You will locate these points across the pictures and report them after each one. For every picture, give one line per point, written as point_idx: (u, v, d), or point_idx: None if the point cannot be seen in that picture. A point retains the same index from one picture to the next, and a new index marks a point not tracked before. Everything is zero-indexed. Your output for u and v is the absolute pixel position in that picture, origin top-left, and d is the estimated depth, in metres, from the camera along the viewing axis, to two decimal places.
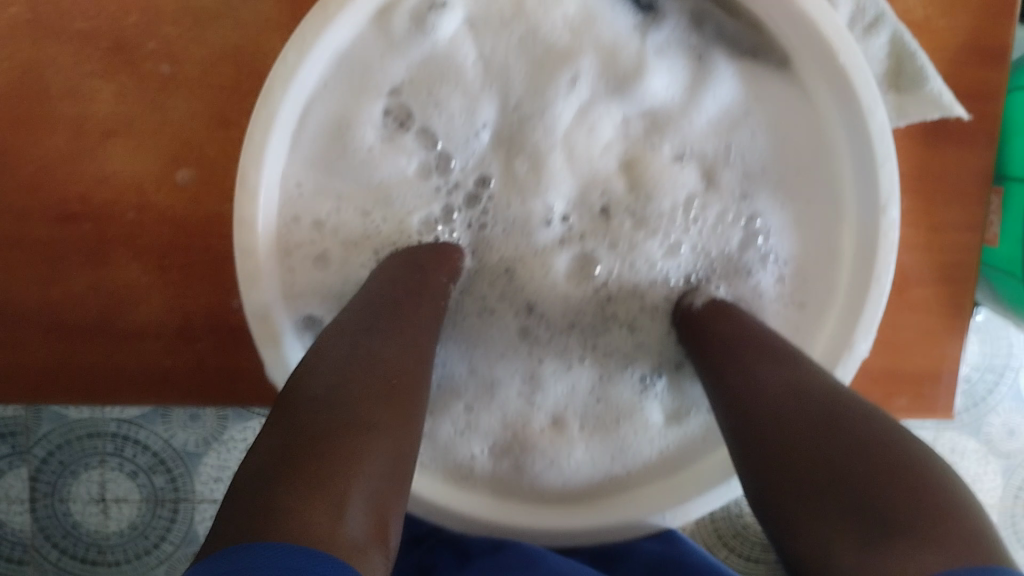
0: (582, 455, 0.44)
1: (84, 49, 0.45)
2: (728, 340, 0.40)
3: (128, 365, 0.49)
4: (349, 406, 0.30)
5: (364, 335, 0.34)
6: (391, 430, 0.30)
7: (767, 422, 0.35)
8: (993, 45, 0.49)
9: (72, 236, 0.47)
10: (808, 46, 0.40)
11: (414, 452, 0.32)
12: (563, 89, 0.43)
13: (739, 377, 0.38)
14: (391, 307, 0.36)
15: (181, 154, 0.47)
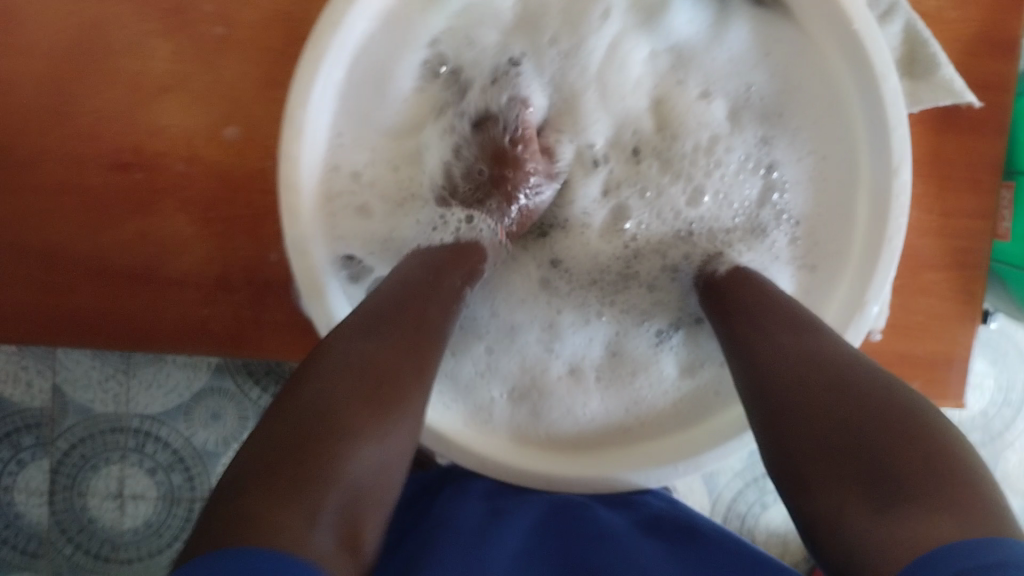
0: (597, 406, 0.47)
1: (146, 9, 0.48)
2: (752, 310, 0.41)
3: (169, 313, 0.51)
4: (337, 413, 0.33)
5: (364, 339, 0.36)
6: (373, 428, 0.33)
7: (784, 385, 0.37)
8: (1004, 36, 0.51)
9: (125, 184, 0.50)
10: (821, 7, 0.42)
11: (405, 445, 0.35)
12: (596, 21, 0.46)
13: (762, 345, 0.39)
14: (400, 309, 0.39)
15: (229, 112, 0.49)
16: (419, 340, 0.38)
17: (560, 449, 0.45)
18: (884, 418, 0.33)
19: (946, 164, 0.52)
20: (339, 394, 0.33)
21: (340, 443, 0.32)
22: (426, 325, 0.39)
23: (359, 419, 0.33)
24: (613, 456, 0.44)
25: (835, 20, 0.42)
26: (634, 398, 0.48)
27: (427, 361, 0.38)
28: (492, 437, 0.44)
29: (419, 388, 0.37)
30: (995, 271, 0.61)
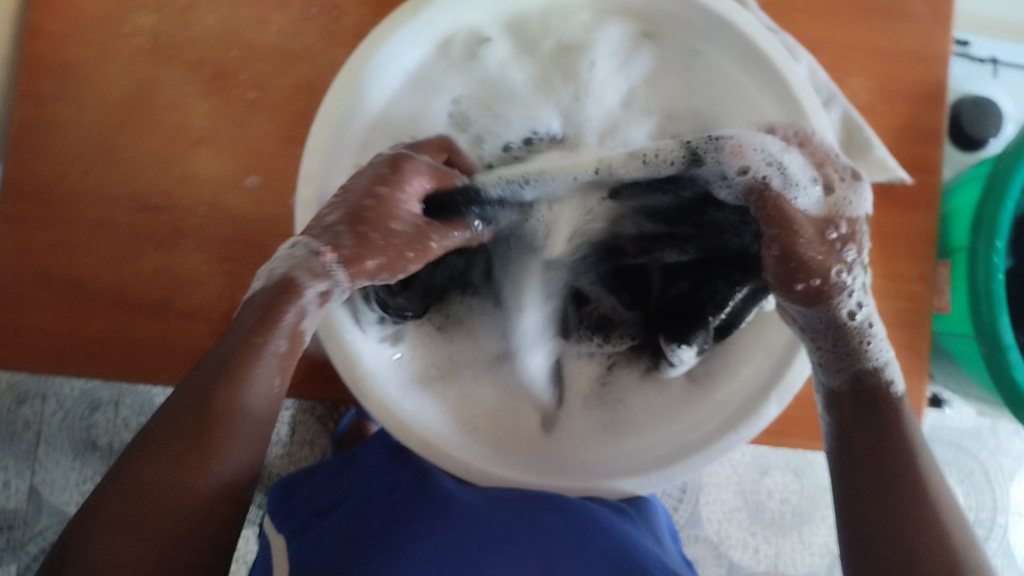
0: (571, 423, 0.53)
1: (189, 74, 0.55)
2: (868, 437, 0.43)
3: (177, 344, 0.55)
4: (106, 513, 0.37)
5: (157, 428, 0.39)
6: (149, 524, 0.37)
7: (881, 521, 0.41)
8: (928, 127, 0.60)
9: (150, 224, 0.55)
10: (745, 57, 0.51)
11: (197, 514, 0.38)
12: (585, 70, 0.55)
13: (880, 491, 0.42)
14: (214, 374, 0.39)
15: (253, 163, 0.55)
16: (200, 442, 0.38)
17: (534, 458, 0.50)
18: (942, 540, 0.40)
19: (886, 232, 0.59)
20: (100, 519, 0.37)
21: (98, 574, 0.36)
22: (206, 426, 0.39)
23: (122, 544, 0.36)
24: (582, 466, 0.49)
25: (778, 84, 0.50)
26: (604, 409, 0.54)
27: (218, 445, 0.39)
28: (469, 444, 0.48)
29: (207, 474, 0.38)
30: (943, 344, 0.67)
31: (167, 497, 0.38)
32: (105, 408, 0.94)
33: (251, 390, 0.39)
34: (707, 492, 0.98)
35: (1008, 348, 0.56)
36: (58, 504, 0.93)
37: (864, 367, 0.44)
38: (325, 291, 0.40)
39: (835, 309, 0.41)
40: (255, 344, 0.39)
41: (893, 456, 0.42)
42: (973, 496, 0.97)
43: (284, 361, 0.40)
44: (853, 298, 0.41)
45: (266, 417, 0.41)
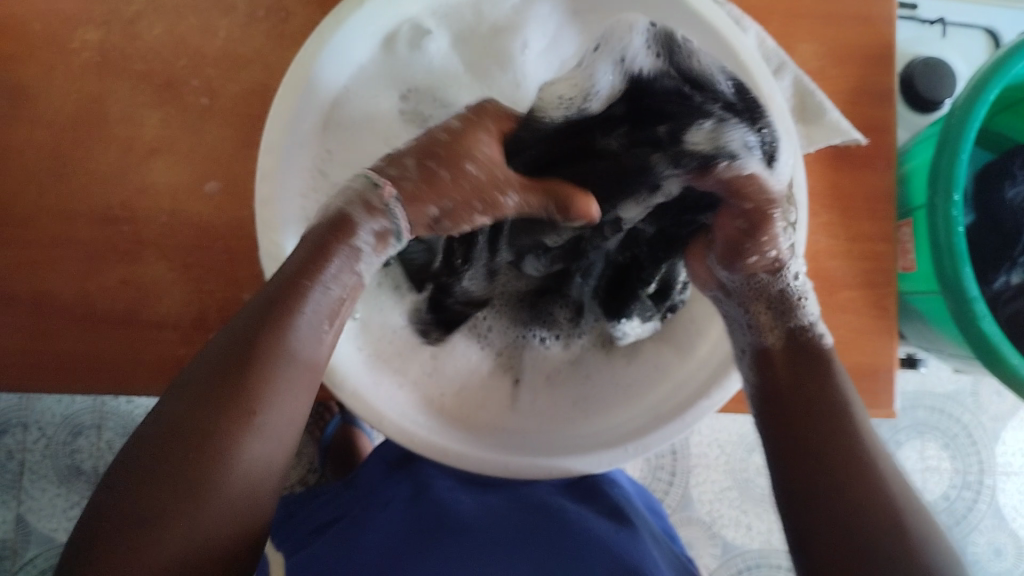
0: (538, 400, 0.55)
1: (141, 85, 0.56)
2: (794, 385, 0.45)
3: (146, 354, 0.55)
4: (158, 463, 0.37)
5: (199, 382, 0.39)
6: (203, 468, 0.37)
7: (812, 480, 0.41)
8: (878, 88, 0.60)
9: (110, 237, 0.55)
10: (696, 31, 0.52)
11: (249, 455, 0.38)
12: (518, 51, 0.55)
13: (805, 448, 0.42)
14: (258, 324, 0.40)
15: (211, 169, 0.55)
16: (243, 389, 0.38)
17: (508, 438, 0.50)
18: (863, 479, 0.40)
19: (846, 196, 0.60)
20: (151, 476, 0.36)
21: (151, 523, 0.36)
22: (249, 376, 0.38)
23: (176, 497, 0.36)
24: (560, 443, 0.50)
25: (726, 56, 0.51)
26: (580, 396, 0.55)
27: (263, 390, 0.39)
28: (444, 429, 0.49)
29: (261, 418, 0.39)
30: (912, 302, 0.68)
31: (218, 445, 0.37)
32: (87, 432, 0.93)
33: (294, 335, 0.40)
34: (696, 474, 0.98)
35: (974, 299, 0.57)
36: (46, 532, 0.92)
37: (801, 323, 0.47)
38: (380, 235, 0.43)
39: (758, 279, 0.47)
40: (298, 288, 0.40)
41: (819, 407, 0.43)
42: (959, 460, 0.98)
43: (327, 303, 0.41)
44: (786, 277, 0.47)
45: (315, 369, 0.41)
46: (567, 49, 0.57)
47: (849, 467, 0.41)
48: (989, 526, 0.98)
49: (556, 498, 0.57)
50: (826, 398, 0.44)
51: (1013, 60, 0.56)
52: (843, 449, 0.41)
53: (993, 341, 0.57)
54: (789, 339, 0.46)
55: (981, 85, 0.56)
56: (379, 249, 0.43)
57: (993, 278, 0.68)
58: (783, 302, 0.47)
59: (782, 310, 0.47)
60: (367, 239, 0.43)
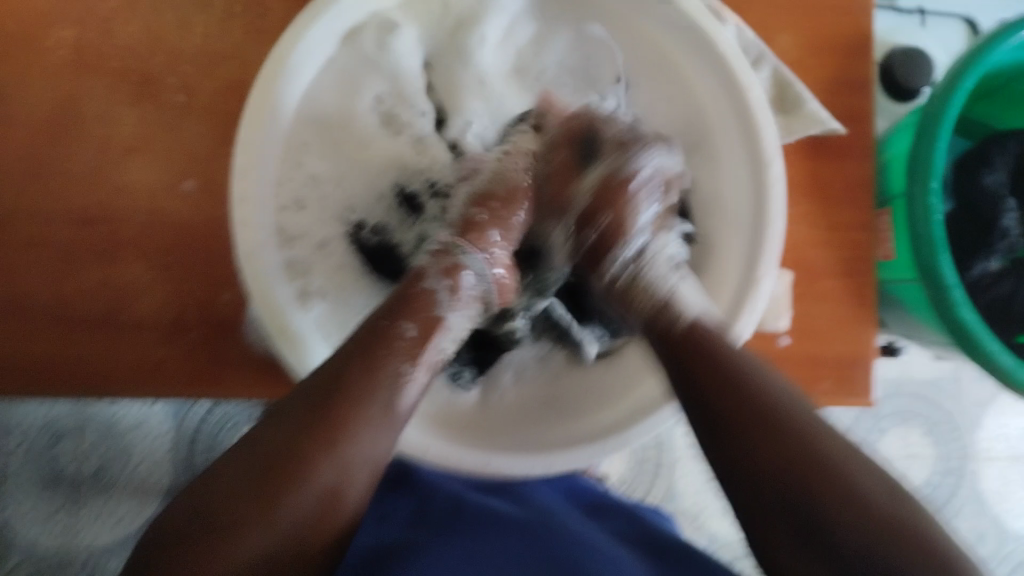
0: (511, 392, 0.56)
1: (116, 83, 0.55)
2: (715, 381, 0.43)
3: (125, 355, 0.54)
4: (246, 477, 0.38)
5: (293, 411, 0.40)
6: (282, 489, 0.37)
7: (762, 479, 0.39)
8: (856, 77, 0.60)
9: (86, 237, 0.54)
10: (672, 23, 0.53)
11: (330, 483, 0.38)
12: (484, 41, 0.56)
13: (742, 437, 0.41)
14: (359, 357, 0.42)
15: (188, 167, 0.55)
16: (329, 414, 0.39)
17: (486, 436, 0.51)
18: (809, 460, 0.38)
19: (826, 185, 0.60)
20: (235, 488, 0.37)
21: (231, 538, 0.36)
22: (336, 403, 0.40)
23: (244, 507, 0.37)
24: (542, 440, 0.50)
25: (707, 51, 0.52)
26: (553, 393, 0.55)
27: (349, 425, 0.40)
28: (427, 428, 0.50)
29: (350, 452, 0.39)
30: (891, 290, 0.68)
31: (298, 466, 0.38)
32: (69, 437, 0.92)
33: (385, 366, 0.42)
34: (682, 466, 0.98)
35: (951, 286, 0.57)
36: (28, 538, 0.91)
37: (647, 308, 0.48)
38: (450, 275, 0.46)
39: (607, 261, 0.50)
40: (382, 328, 0.43)
41: (747, 400, 0.41)
42: (941, 446, 0.98)
43: (414, 348, 0.43)
44: (617, 266, 0.49)
45: (399, 413, 0.42)
46: (521, 39, 0.58)
47: (785, 447, 0.39)
48: (971, 510, 0.99)
49: (556, 506, 0.56)
50: (741, 384, 0.42)
51: (987, 49, 0.56)
52: (760, 412, 0.41)
53: (970, 328, 0.57)
54: (653, 316, 0.47)
55: (958, 74, 0.56)
56: (455, 294, 0.46)
57: (971, 265, 0.68)
58: (631, 283, 0.49)
59: (674, 356, 0.46)
60: (439, 281, 0.46)
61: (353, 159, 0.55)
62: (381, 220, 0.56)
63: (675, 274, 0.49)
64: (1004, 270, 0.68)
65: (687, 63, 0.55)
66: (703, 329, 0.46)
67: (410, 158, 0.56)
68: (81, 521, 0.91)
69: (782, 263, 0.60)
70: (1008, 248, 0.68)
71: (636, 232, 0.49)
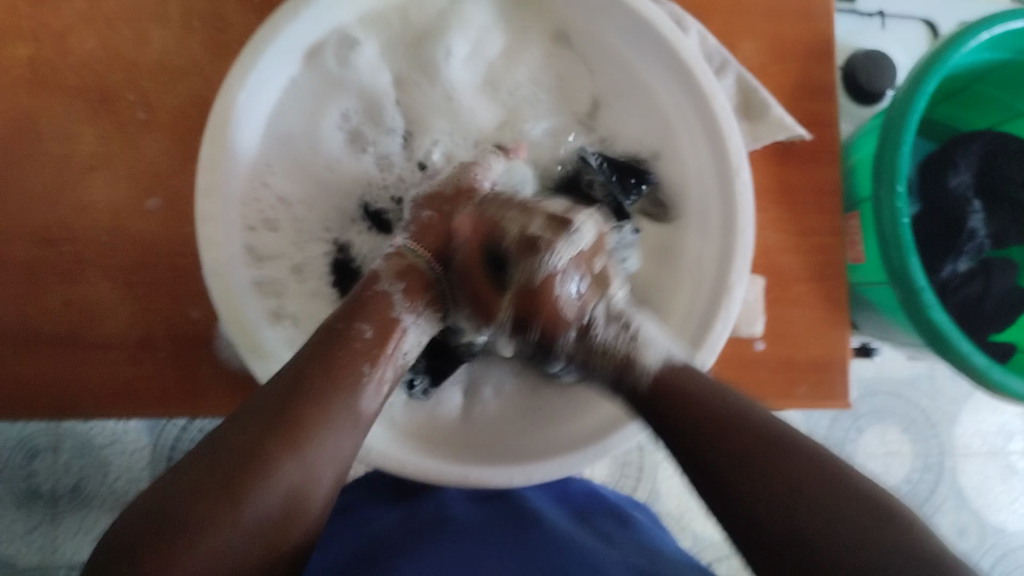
0: (491, 399, 0.55)
1: (76, 101, 0.54)
2: (687, 426, 0.40)
3: (93, 376, 0.54)
4: (209, 477, 0.37)
5: (254, 415, 0.40)
6: (246, 491, 0.37)
7: (762, 521, 0.36)
8: (818, 82, 0.60)
9: (50, 258, 0.54)
10: (633, 33, 0.54)
11: (294, 485, 0.38)
12: (450, 54, 0.55)
13: (731, 477, 0.38)
14: (319, 355, 0.42)
15: (152, 185, 0.55)
16: (288, 415, 0.39)
17: (465, 449, 0.51)
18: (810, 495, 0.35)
19: (793, 190, 0.60)
20: (196, 489, 0.37)
21: (192, 542, 0.35)
22: (296, 404, 0.40)
23: (208, 508, 0.36)
24: (520, 452, 0.50)
25: (669, 58, 0.53)
26: (532, 402, 0.55)
27: (310, 425, 0.40)
28: (403, 442, 0.50)
29: (314, 451, 0.39)
30: (861, 291, 0.68)
31: (259, 466, 0.38)
32: (43, 454, 0.91)
33: (346, 365, 0.42)
34: (663, 469, 0.98)
35: (923, 288, 0.58)
36: (6, 558, 0.90)
37: (609, 367, 0.43)
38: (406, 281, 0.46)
39: (558, 342, 0.45)
40: (340, 330, 0.43)
41: (735, 436, 0.38)
42: (920, 443, 0.99)
43: (371, 348, 0.43)
44: (574, 323, 0.44)
45: (361, 415, 0.42)
46: (491, 53, 0.56)
47: (783, 484, 0.36)
48: (951, 505, 0.99)
49: (544, 509, 0.57)
50: (732, 418, 0.39)
51: (948, 51, 0.57)
52: (752, 450, 0.38)
53: (943, 330, 0.57)
54: (617, 376, 0.43)
55: (920, 77, 0.56)
56: (410, 299, 0.46)
57: (940, 266, 0.68)
58: (586, 354, 0.44)
59: (649, 412, 0.42)
60: (392, 283, 0.46)
61: (318, 181, 0.55)
62: (348, 237, 0.55)
63: (626, 321, 0.44)
64: (973, 270, 0.69)
65: (650, 72, 0.55)
66: (670, 383, 0.41)
67: (375, 177, 0.55)
68: (60, 538, 0.90)
69: (753, 268, 0.60)
70: (976, 248, 0.69)
71: (572, 318, 0.44)
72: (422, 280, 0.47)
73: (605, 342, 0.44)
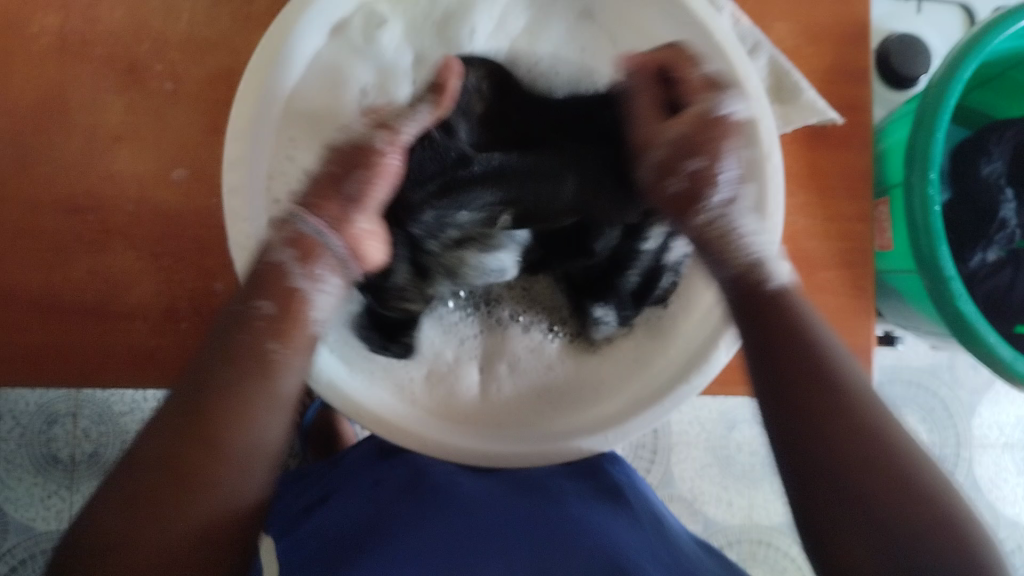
0: (509, 376, 0.55)
1: (104, 70, 0.54)
2: (806, 368, 0.40)
3: (117, 345, 0.53)
4: (138, 491, 0.38)
5: (172, 420, 0.39)
6: (175, 501, 0.38)
7: (834, 474, 0.38)
8: (853, 67, 0.59)
9: (76, 228, 0.54)
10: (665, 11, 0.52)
11: (221, 482, 0.39)
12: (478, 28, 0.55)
13: (816, 420, 0.39)
14: (222, 345, 0.41)
15: (178, 156, 0.54)
16: (207, 417, 0.39)
17: (486, 427, 0.50)
18: (881, 460, 0.38)
19: (824, 176, 0.59)
20: (128, 508, 0.38)
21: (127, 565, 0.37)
22: (213, 403, 0.40)
23: (140, 526, 0.37)
24: (546, 431, 0.50)
25: (700, 38, 0.51)
26: (552, 379, 0.54)
27: (225, 421, 0.40)
28: (428, 420, 0.49)
29: (234, 440, 0.40)
30: (889, 280, 0.68)
31: (188, 475, 0.38)
32: (63, 421, 0.92)
33: (259, 359, 0.41)
34: (677, 452, 0.98)
35: (951, 278, 0.57)
36: (23, 523, 0.90)
37: (738, 264, 0.43)
38: (301, 245, 0.41)
39: (701, 196, 0.43)
40: (243, 315, 0.41)
41: (826, 384, 0.40)
42: (937, 433, 0.98)
43: (276, 323, 0.41)
44: (711, 208, 0.43)
45: (276, 392, 0.41)
46: (516, 26, 0.56)
47: (857, 438, 0.38)
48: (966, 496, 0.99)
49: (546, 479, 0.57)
50: (823, 363, 0.40)
51: (986, 37, 0.56)
52: (839, 404, 0.39)
53: (969, 320, 0.57)
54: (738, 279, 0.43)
55: (958, 62, 0.55)
56: (309, 266, 0.41)
57: (968, 256, 0.68)
58: (722, 232, 0.43)
59: (767, 338, 0.42)
60: (285, 253, 0.41)
61: None
62: None
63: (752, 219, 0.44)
64: (1002, 261, 0.68)
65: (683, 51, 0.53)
66: (795, 302, 0.42)
67: None
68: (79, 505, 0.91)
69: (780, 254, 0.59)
70: (1007, 238, 0.67)
71: (716, 194, 0.43)
72: (318, 249, 0.42)
73: (741, 218, 0.43)
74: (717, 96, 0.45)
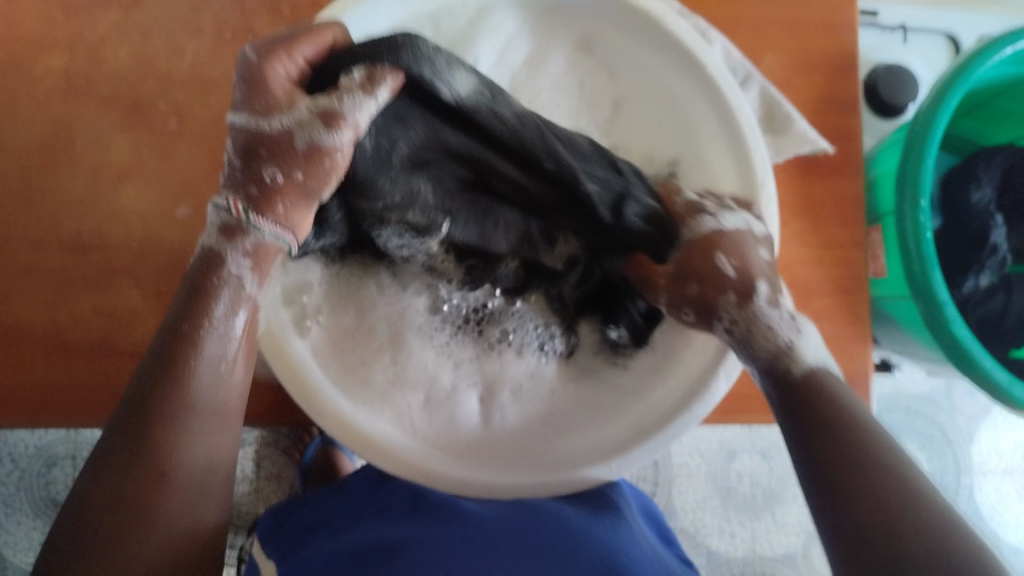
0: (512, 406, 0.53)
1: (109, 109, 0.55)
2: (827, 404, 0.39)
3: (121, 382, 0.54)
4: (88, 521, 0.36)
5: (117, 448, 0.38)
6: (131, 527, 0.37)
7: (852, 501, 0.36)
8: (842, 97, 0.61)
9: (81, 265, 0.54)
10: (662, 42, 0.54)
11: (177, 505, 0.38)
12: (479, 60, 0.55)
13: (835, 459, 0.37)
14: (161, 368, 0.38)
15: (181, 194, 0.55)
16: (152, 453, 0.38)
17: (486, 457, 0.50)
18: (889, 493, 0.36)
19: (814, 203, 0.60)
20: (75, 537, 0.36)
21: None
22: (157, 433, 0.38)
23: (97, 553, 0.36)
24: (552, 458, 0.50)
25: (695, 70, 0.53)
26: (556, 408, 0.54)
27: (177, 447, 0.38)
28: (430, 450, 0.50)
29: (188, 465, 0.38)
30: (882, 305, 0.68)
31: (143, 502, 0.37)
32: (62, 463, 0.91)
33: (194, 385, 0.39)
34: (678, 484, 0.98)
35: (944, 303, 0.57)
36: (22, 566, 0.90)
37: (769, 349, 0.41)
38: (253, 250, 0.40)
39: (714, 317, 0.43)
40: (186, 335, 0.39)
41: (836, 423, 0.38)
42: (937, 460, 0.98)
43: (225, 339, 0.40)
44: (725, 318, 0.43)
45: (224, 410, 0.40)
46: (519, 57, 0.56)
47: (864, 468, 0.36)
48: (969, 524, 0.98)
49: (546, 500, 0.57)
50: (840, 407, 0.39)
51: (971, 66, 0.57)
52: (846, 442, 0.37)
53: (964, 344, 0.57)
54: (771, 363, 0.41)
55: (944, 89, 0.57)
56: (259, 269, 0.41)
57: (962, 281, 0.69)
58: (749, 329, 0.42)
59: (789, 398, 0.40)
60: (240, 265, 0.40)
61: None
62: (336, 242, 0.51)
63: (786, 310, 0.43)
64: (993, 286, 0.68)
65: (680, 81, 0.54)
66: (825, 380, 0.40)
67: None
68: None
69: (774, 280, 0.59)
70: (999, 263, 0.68)
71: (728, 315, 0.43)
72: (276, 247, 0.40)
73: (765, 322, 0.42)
74: (716, 208, 0.47)
